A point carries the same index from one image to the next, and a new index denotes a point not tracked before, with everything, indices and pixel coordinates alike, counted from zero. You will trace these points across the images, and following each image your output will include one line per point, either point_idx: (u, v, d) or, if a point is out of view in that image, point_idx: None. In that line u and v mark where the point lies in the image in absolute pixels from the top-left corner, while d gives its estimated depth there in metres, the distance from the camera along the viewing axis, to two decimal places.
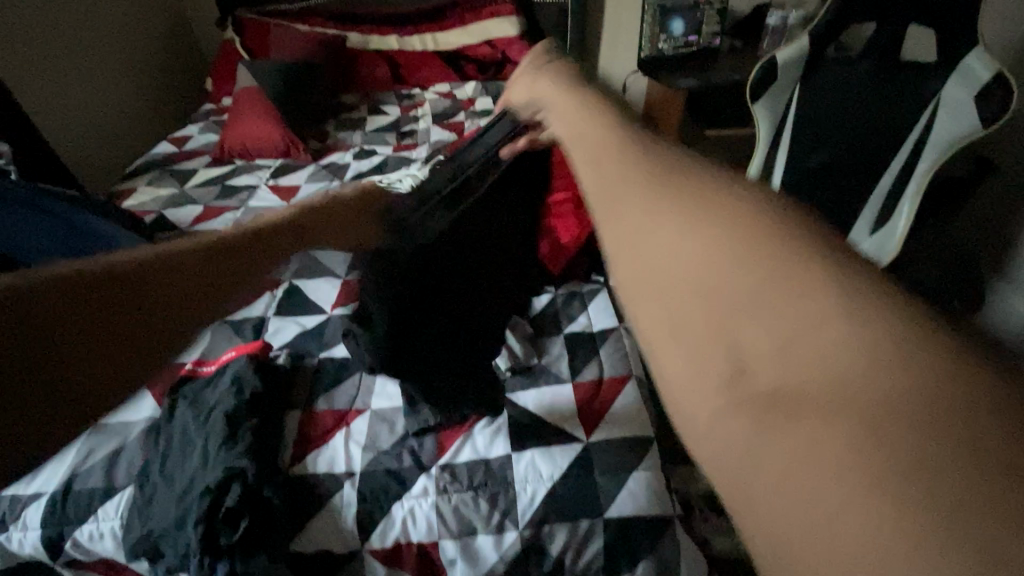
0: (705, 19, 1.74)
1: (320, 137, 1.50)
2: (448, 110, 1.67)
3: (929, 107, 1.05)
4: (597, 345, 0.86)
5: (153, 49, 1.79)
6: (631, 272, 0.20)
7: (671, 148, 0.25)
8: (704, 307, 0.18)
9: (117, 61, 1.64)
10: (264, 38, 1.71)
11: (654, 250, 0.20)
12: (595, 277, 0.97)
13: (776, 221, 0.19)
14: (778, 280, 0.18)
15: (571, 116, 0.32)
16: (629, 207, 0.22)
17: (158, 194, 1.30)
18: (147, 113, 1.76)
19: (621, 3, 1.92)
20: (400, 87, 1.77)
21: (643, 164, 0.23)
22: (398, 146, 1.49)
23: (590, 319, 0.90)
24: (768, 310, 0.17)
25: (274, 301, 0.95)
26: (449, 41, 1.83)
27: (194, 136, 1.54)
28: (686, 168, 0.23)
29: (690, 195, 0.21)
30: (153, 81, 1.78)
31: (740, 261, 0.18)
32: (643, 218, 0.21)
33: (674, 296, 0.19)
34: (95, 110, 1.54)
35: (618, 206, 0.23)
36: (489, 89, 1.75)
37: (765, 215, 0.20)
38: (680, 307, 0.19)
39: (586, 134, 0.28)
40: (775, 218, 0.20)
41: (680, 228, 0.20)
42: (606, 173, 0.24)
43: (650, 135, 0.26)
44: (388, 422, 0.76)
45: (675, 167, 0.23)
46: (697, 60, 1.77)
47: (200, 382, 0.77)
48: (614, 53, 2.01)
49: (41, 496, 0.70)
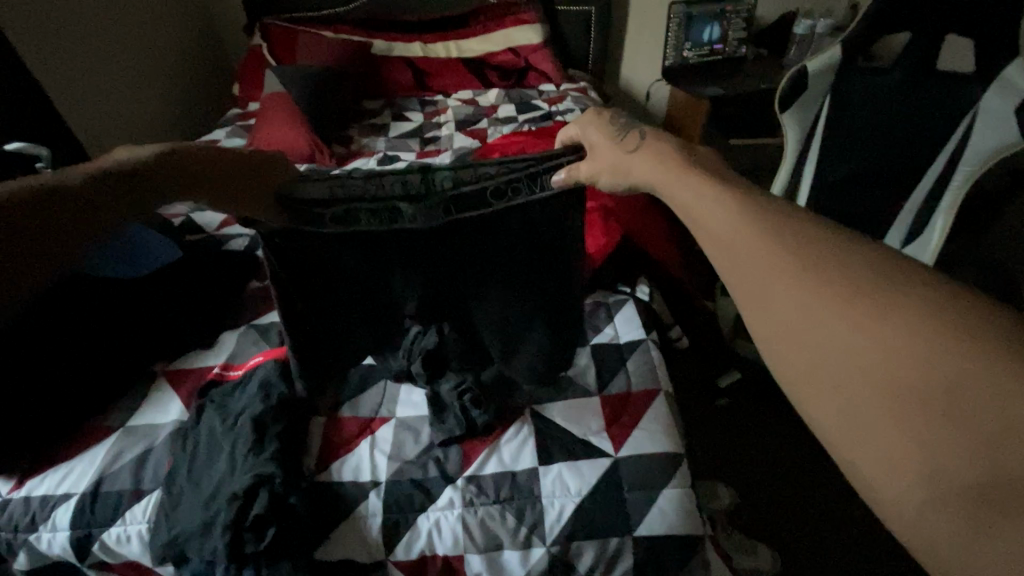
0: (731, 27, 1.73)
1: (344, 143, 1.51)
2: (470, 117, 1.68)
3: (966, 118, 1.05)
4: (624, 357, 0.84)
5: (182, 54, 1.82)
6: (805, 371, 0.28)
7: (816, 244, 0.30)
8: (873, 407, 0.26)
9: (149, 65, 1.67)
10: (291, 45, 1.74)
11: (823, 356, 0.28)
12: (620, 288, 0.96)
13: (921, 326, 0.26)
14: (927, 385, 0.24)
15: (698, 197, 0.37)
16: (792, 313, 0.29)
17: None
18: (175, 117, 1.79)
19: (645, 11, 1.91)
20: (423, 93, 1.79)
21: (794, 269, 0.30)
22: (421, 153, 1.50)
23: (616, 331, 0.89)
24: (888, 363, 0.26)
25: None
26: (472, 48, 1.84)
27: (221, 140, 1.56)
28: (832, 267, 0.29)
29: (844, 299, 0.28)
30: (182, 85, 1.82)
31: (896, 369, 0.25)
32: (807, 326, 0.28)
33: (845, 392, 0.27)
34: (128, 113, 1.57)
35: (754, 291, 0.31)
36: (512, 97, 1.76)
37: (910, 319, 0.26)
38: (854, 404, 0.26)
39: (722, 224, 0.34)
40: (920, 321, 0.26)
41: (842, 332, 0.27)
42: (761, 277, 0.31)
43: (792, 226, 0.32)
44: (413, 431, 0.76)
45: (823, 270, 0.29)
46: (722, 69, 1.76)
47: (227, 386, 0.77)
48: (636, 61, 2.01)
49: (71, 497, 0.70)
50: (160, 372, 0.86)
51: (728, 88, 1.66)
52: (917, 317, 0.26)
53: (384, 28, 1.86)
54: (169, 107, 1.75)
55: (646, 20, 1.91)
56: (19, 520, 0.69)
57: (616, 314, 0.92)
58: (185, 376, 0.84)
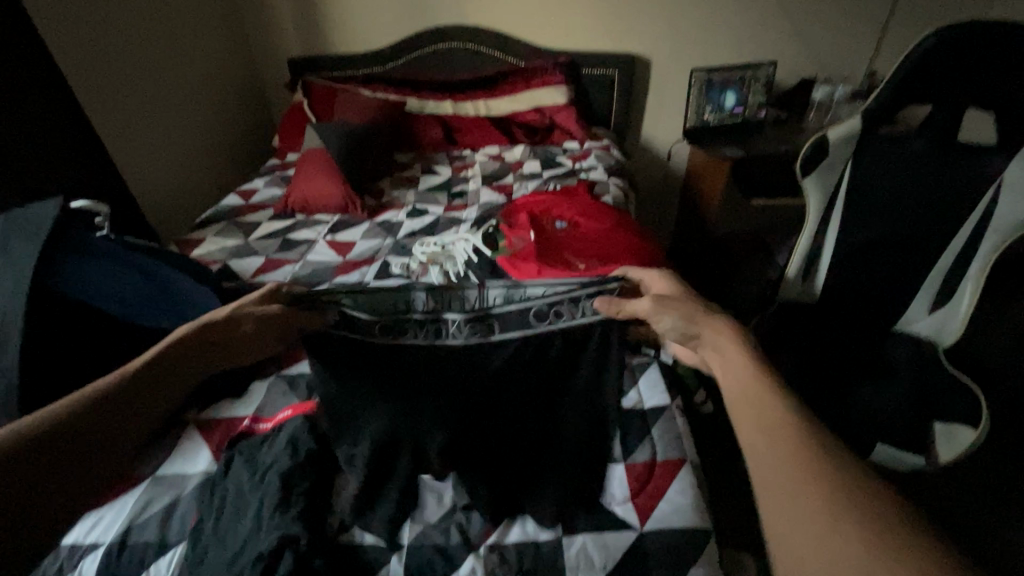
0: (750, 91, 1.80)
1: (376, 196, 1.58)
2: (496, 172, 1.74)
3: (991, 189, 1.05)
4: (649, 423, 0.84)
5: (228, 109, 1.94)
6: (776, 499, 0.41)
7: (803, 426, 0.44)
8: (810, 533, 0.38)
9: (197, 120, 1.79)
10: (330, 102, 1.85)
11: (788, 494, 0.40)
12: (645, 350, 0.96)
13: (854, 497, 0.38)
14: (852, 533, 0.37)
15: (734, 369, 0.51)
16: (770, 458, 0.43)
17: (225, 245, 1.37)
18: (218, 166, 1.90)
19: (666, 75, 1.99)
20: (452, 148, 1.87)
21: (787, 433, 0.44)
22: (449, 206, 1.55)
23: (641, 395, 0.89)
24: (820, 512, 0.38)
25: None
26: (499, 107, 1.93)
27: (260, 190, 1.64)
28: (808, 442, 0.43)
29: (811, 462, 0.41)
30: (226, 137, 1.93)
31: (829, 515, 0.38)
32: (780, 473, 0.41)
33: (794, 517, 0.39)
34: (174, 164, 1.67)
35: (754, 442, 0.44)
36: (537, 153, 1.82)
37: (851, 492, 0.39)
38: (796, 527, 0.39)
39: (748, 394, 0.49)
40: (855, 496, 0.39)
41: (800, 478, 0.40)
42: (761, 433, 0.45)
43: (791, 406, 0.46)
44: (436, 494, 0.75)
45: (803, 439, 0.43)
46: (742, 131, 1.81)
47: (256, 438, 0.79)
48: (658, 120, 2.08)
49: (99, 547, 0.71)
50: (191, 421, 0.88)
51: (747, 150, 1.70)
52: (877, 515, 0.37)
53: (417, 87, 1.97)
54: (213, 158, 1.86)
55: (667, 83, 2.00)
56: (45, 568, 0.69)
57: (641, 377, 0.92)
58: (215, 425, 0.86)
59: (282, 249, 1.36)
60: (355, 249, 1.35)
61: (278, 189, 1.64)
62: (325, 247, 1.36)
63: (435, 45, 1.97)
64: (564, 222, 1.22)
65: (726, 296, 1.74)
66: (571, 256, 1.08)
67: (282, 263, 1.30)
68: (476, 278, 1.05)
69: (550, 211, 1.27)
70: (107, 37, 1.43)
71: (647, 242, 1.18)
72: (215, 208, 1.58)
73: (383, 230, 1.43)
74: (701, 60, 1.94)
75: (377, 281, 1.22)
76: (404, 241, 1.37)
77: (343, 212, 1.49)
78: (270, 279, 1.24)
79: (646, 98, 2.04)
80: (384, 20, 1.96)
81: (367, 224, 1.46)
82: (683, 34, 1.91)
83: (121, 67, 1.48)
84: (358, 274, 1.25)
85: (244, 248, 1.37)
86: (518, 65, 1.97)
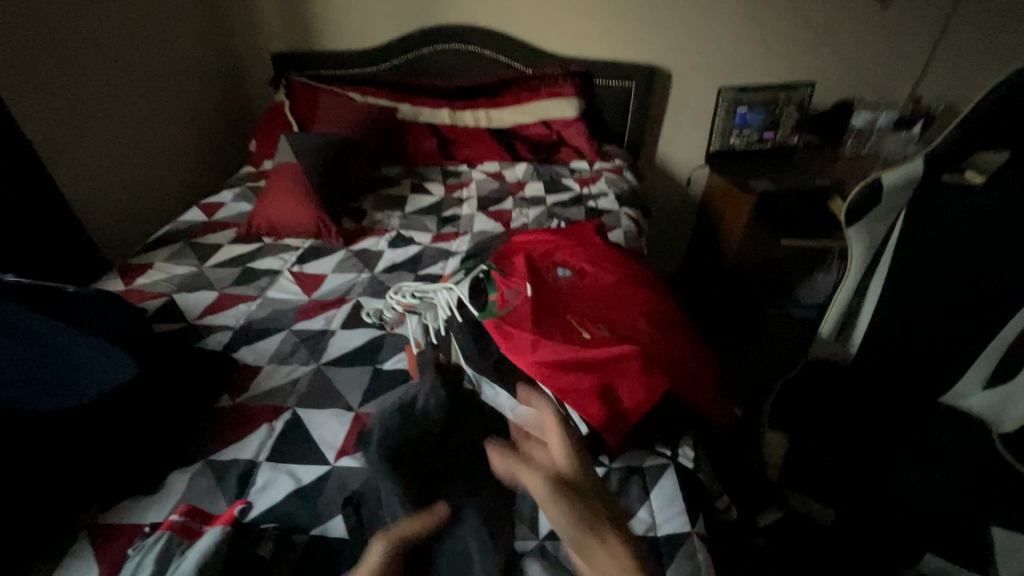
0: (783, 115, 1.62)
1: (356, 218, 1.39)
2: (494, 193, 1.55)
3: None
4: (662, 562, 0.67)
5: (201, 109, 1.76)
6: None
7: None
8: None
9: (162, 122, 1.60)
10: (313, 107, 1.66)
11: None
12: (660, 449, 0.79)
13: None
14: None
15: None
16: None
17: (174, 273, 1.18)
18: (185, 175, 1.71)
19: (687, 90, 1.80)
20: (446, 162, 1.70)
21: None
22: (437, 235, 1.36)
23: (653, 517, 0.71)
24: None
25: (270, 440, 0.81)
26: (502, 118, 1.74)
27: (225, 204, 1.45)
28: None
29: None
30: (193, 137, 1.73)
31: None
32: None
33: None
34: (125, 162, 1.48)
35: None
36: (541, 173, 1.64)
37: None
38: None
39: None
40: None
41: None
42: None
43: None
44: None
45: None
46: (772, 158, 1.63)
47: (154, 559, 0.60)
48: (677, 143, 1.90)
49: None
50: (87, 527, 0.69)
51: (777, 183, 1.52)
52: None
53: (412, 92, 1.79)
54: (179, 160, 1.67)
55: (688, 101, 1.81)
56: None
57: (653, 489, 0.74)
58: (202, 521, 0.66)
59: (239, 282, 1.17)
60: (324, 284, 1.17)
61: (246, 203, 1.45)
62: (290, 280, 1.18)
63: (434, 46, 1.80)
64: (567, 270, 1.04)
65: (750, 412, 1.40)
66: (573, 319, 0.89)
67: (237, 299, 1.12)
68: (457, 343, 0.87)
69: (550, 254, 1.08)
70: (63, 13, 1.29)
71: (659, 299, 0.98)
72: (171, 225, 1.38)
73: (360, 262, 1.25)
74: (726, 77, 1.76)
75: (344, 331, 1.04)
76: (382, 279, 1.18)
77: (314, 236, 1.30)
78: (218, 320, 1.06)
79: (665, 114, 1.86)
80: (380, 18, 1.79)
81: (342, 252, 1.27)
82: (708, 48, 1.73)
83: (66, 39, 1.30)
84: (323, 319, 1.06)
85: (196, 278, 1.18)
86: (525, 73, 1.79)
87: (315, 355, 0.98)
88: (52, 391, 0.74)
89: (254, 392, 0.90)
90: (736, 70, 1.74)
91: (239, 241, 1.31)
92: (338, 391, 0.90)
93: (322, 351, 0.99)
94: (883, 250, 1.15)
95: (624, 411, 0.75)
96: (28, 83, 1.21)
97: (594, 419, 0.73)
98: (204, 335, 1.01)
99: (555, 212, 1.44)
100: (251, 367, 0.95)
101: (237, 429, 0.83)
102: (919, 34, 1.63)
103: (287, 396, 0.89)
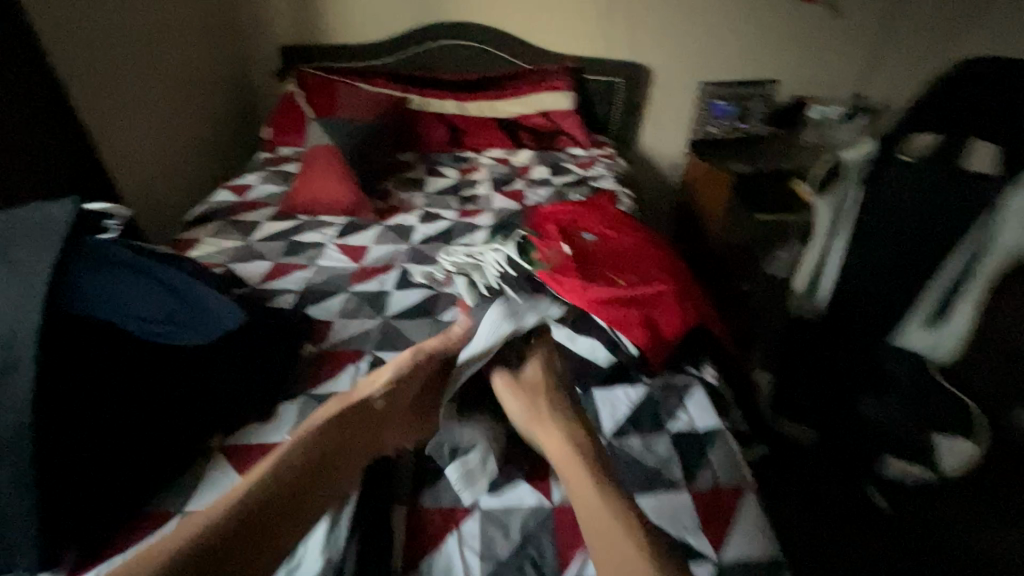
0: (753, 108, 1.85)
1: (384, 198, 1.50)
2: (505, 176, 1.70)
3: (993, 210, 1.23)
4: (705, 448, 0.83)
5: (214, 97, 1.81)
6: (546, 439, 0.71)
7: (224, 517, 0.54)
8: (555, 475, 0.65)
9: (182, 108, 1.65)
10: (329, 96, 1.76)
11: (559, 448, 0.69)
12: (689, 369, 0.96)
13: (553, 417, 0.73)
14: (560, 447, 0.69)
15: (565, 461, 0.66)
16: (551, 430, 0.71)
17: (224, 246, 1.26)
18: (201, 160, 1.76)
19: (668, 86, 2.01)
20: (456, 149, 1.83)
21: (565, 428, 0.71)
22: (462, 211, 1.50)
23: (692, 418, 0.88)
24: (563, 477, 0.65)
25: (359, 377, 0.93)
26: (505, 110, 1.89)
27: (254, 186, 1.53)
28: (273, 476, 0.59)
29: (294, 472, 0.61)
30: (208, 124, 1.78)
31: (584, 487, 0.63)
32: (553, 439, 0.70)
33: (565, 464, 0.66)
34: (152, 145, 1.53)
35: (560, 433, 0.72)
36: (544, 159, 1.80)
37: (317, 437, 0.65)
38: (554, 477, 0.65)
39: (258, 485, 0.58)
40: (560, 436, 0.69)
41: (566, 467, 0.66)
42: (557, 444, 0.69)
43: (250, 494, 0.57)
44: (502, 526, 0.71)
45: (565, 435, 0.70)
46: (744, 146, 1.86)
47: None
48: (659, 135, 2.11)
49: None
50: (217, 448, 0.79)
51: (751, 166, 1.75)
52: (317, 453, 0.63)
53: (420, 84, 1.91)
54: (196, 146, 1.72)
55: (669, 96, 2.03)
56: None
57: (689, 398, 0.91)
58: None
59: (289, 253, 1.27)
60: (369, 253, 1.29)
61: (275, 185, 1.54)
62: (337, 251, 1.28)
63: (439, 41, 1.93)
64: (592, 235, 1.19)
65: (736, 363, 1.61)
66: (608, 271, 1.06)
67: (291, 267, 1.22)
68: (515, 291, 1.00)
69: (575, 222, 1.24)
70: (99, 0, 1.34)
71: (673, 256, 1.16)
72: (206, 205, 1.45)
73: (396, 235, 1.36)
74: (702, 76, 1.99)
75: (399, 291, 1.16)
76: (421, 249, 1.31)
77: (351, 213, 1.40)
78: (280, 285, 1.15)
79: (649, 108, 2.06)
80: (388, 15, 1.91)
81: (378, 227, 1.39)
82: (687, 49, 1.95)
83: (101, 25, 1.35)
84: (377, 282, 1.18)
85: (247, 250, 1.26)
86: (525, 68, 1.95)
87: (378, 311, 1.10)
88: (189, 330, 0.81)
89: (333, 341, 1.01)
90: (710, 69, 1.97)
91: (278, 218, 1.40)
92: (409, 338, 1.02)
93: (384, 307, 1.10)
94: (843, 218, 1.37)
95: (665, 337, 0.93)
96: (73, 65, 1.26)
97: (642, 342, 0.90)
98: (272, 296, 1.11)
99: (564, 191, 1.60)
100: (323, 322, 1.06)
101: (327, 369, 0.94)
102: (861, 41, 1.91)
103: (365, 343, 1.00)
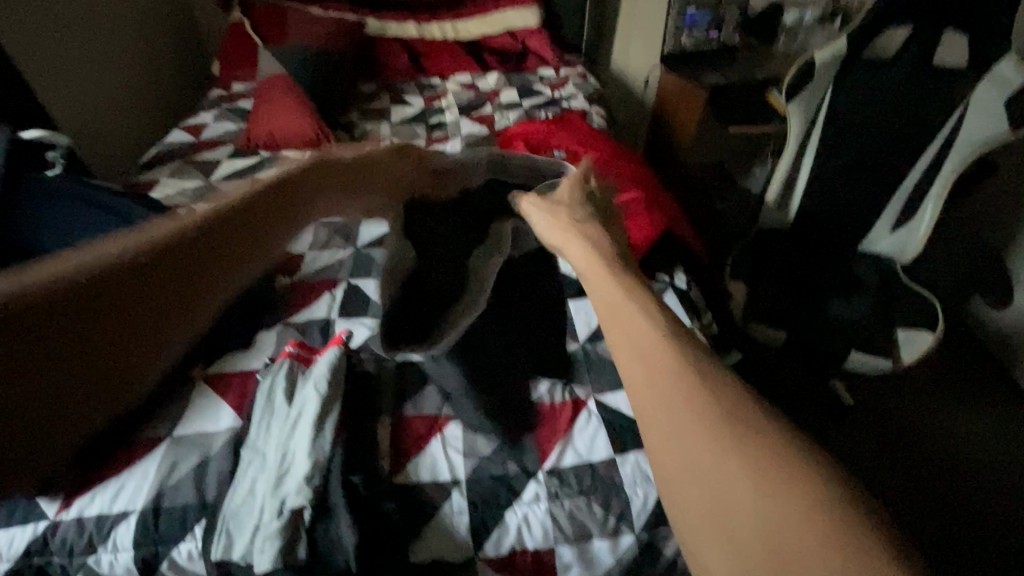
0: (726, 16, 1.78)
1: (347, 129, 1.44)
2: (472, 101, 1.64)
3: (960, 106, 1.24)
4: None
5: (155, 30, 1.68)
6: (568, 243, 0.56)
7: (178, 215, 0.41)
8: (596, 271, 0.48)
9: (123, 43, 1.54)
10: (279, 23, 1.64)
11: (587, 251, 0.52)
12: (661, 276, 0.98)
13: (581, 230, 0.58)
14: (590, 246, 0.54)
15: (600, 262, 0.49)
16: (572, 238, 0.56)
17: (184, 186, 1.22)
18: (150, 101, 1.66)
19: None
20: (419, 75, 1.74)
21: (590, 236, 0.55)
22: (430, 139, 1.45)
23: None
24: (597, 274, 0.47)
25: (336, 303, 0.94)
26: (469, 31, 1.79)
27: (209, 124, 1.46)
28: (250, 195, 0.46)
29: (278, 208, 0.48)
30: (152, 61, 1.66)
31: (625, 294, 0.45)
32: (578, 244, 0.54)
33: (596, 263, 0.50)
34: (95, 85, 1.43)
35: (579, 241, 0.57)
36: (512, 81, 1.73)
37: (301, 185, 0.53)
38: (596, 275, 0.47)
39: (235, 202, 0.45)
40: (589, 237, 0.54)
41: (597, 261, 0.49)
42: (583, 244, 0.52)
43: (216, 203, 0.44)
44: (484, 427, 0.74)
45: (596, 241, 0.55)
46: (717, 57, 1.80)
47: (285, 375, 0.73)
48: (631, 51, 2.03)
49: (130, 514, 0.65)
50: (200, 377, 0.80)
51: (724, 77, 1.70)
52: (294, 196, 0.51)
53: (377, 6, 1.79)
54: (142, 85, 1.62)
55: (640, 8, 1.94)
56: (74, 543, 0.63)
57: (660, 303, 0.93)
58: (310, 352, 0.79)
59: None
60: None
61: (232, 122, 1.46)
62: None
63: None
64: (563, 152, 1.17)
65: None
66: None
67: None
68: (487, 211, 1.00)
69: (545, 140, 1.21)
70: None
71: (644, 169, 1.15)
72: (160, 146, 1.39)
73: None
74: None
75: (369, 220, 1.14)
76: None
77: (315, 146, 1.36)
78: None
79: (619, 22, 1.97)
80: None
81: None
82: None
83: None
84: None
85: (209, 188, 1.22)
86: None
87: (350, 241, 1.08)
88: None
89: (307, 272, 1.00)
90: None
91: (238, 155, 1.34)
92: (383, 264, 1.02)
93: (356, 237, 1.09)
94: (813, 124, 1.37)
95: (635, 245, 0.94)
96: None
97: None
98: None
99: (535, 113, 1.55)
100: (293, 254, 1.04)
101: (303, 297, 0.94)
102: None
103: (339, 272, 1.00)
